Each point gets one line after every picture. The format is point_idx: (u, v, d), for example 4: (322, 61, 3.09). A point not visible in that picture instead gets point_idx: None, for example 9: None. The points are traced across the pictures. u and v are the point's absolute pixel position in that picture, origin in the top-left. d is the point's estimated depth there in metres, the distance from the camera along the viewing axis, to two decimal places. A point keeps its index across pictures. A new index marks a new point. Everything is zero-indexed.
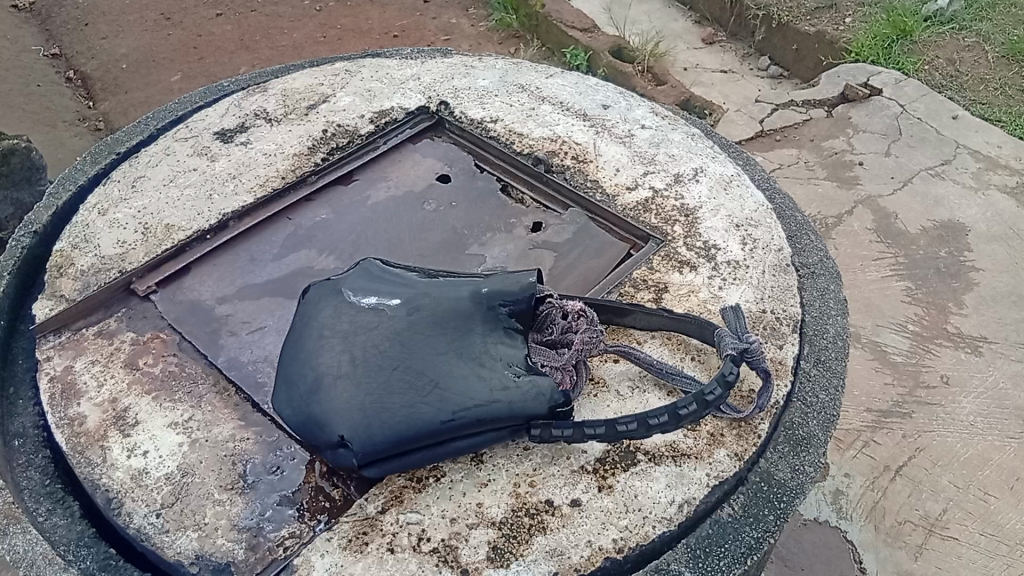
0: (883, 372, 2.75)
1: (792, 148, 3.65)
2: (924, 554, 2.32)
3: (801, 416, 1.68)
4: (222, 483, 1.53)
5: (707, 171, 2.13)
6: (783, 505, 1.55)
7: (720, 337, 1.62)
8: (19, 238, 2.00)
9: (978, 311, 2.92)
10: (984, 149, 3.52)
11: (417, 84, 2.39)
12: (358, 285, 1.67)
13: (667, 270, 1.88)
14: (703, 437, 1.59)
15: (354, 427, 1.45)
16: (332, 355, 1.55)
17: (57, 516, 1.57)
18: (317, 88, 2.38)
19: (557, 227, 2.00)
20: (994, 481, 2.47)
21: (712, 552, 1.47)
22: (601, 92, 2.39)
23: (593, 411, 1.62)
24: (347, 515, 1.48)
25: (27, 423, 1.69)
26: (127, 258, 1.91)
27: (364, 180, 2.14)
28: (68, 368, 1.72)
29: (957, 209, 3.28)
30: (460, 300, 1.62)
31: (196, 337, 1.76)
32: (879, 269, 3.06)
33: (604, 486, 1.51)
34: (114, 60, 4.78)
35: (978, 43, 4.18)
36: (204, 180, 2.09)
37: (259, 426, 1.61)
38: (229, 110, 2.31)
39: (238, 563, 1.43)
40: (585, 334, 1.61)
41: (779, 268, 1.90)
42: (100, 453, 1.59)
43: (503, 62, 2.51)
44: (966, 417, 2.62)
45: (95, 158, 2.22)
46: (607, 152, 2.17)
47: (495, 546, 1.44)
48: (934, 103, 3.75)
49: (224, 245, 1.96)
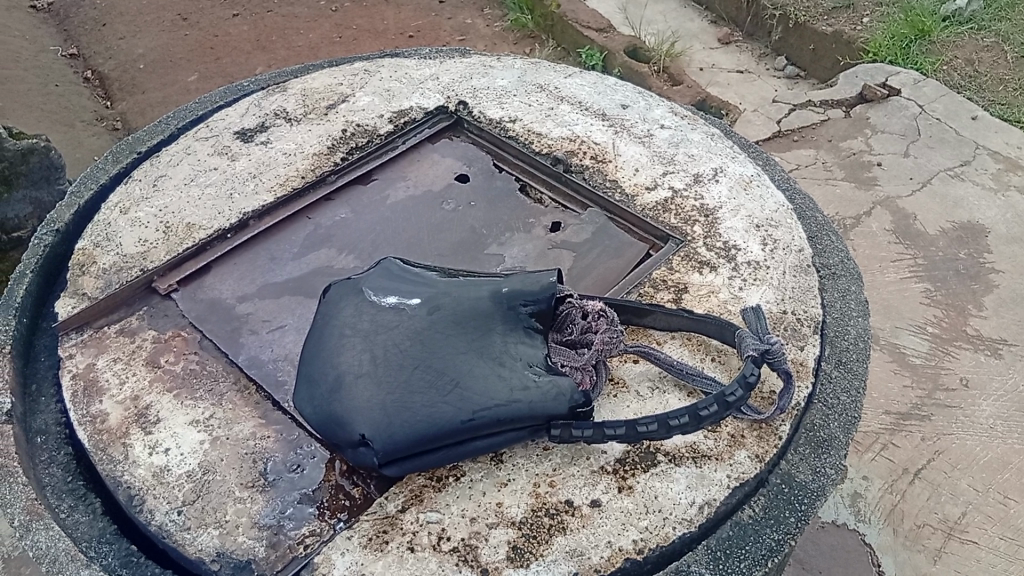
0: (902, 374, 2.73)
1: (809, 148, 3.63)
2: (943, 558, 2.31)
3: (822, 418, 1.67)
4: (243, 481, 1.54)
5: (727, 171, 2.12)
6: (804, 507, 1.55)
7: (741, 338, 1.61)
8: (42, 236, 2.02)
9: (997, 313, 2.90)
10: (1003, 150, 3.49)
11: (436, 84, 2.39)
12: (379, 284, 1.67)
13: (686, 271, 1.87)
14: (723, 438, 1.59)
15: (375, 426, 1.46)
16: (353, 354, 1.55)
17: (79, 513, 1.58)
18: (336, 88, 2.38)
19: (576, 227, 2.00)
20: (1014, 485, 2.45)
21: (732, 553, 1.47)
22: (620, 92, 2.39)
23: (613, 411, 1.61)
24: (367, 514, 1.48)
25: (49, 420, 1.70)
26: (149, 256, 1.92)
27: (382, 180, 2.15)
28: (90, 366, 1.73)
29: (977, 210, 3.25)
30: (480, 300, 1.62)
31: (216, 335, 1.77)
32: (897, 271, 3.04)
33: (624, 487, 1.51)
34: (132, 60, 4.80)
35: (997, 43, 4.15)
36: (224, 179, 2.10)
37: (280, 424, 1.62)
38: (249, 109, 2.32)
39: (259, 561, 1.44)
40: (606, 334, 1.61)
41: (800, 269, 1.89)
42: (122, 450, 1.60)
43: (522, 62, 2.51)
44: (986, 420, 2.60)
45: (117, 157, 2.24)
46: (626, 152, 2.17)
47: (515, 546, 1.44)
48: (953, 103, 3.72)
49: (244, 243, 1.97)
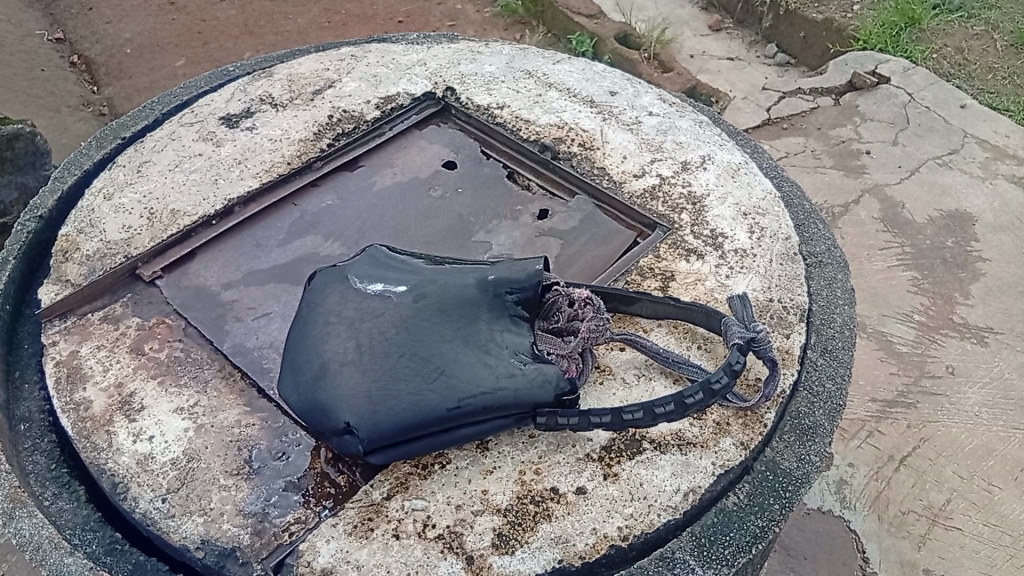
0: (889, 362, 2.74)
1: (798, 136, 3.63)
2: (927, 545, 2.33)
3: (807, 405, 1.68)
4: (227, 469, 1.53)
5: (715, 158, 2.12)
6: (788, 494, 1.55)
7: (727, 325, 1.62)
8: (24, 222, 1.99)
9: (983, 301, 2.91)
10: (992, 138, 3.50)
11: (423, 69, 2.38)
12: (364, 271, 1.66)
13: (673, 258, 1.87)
14: (709, 425, 1.59)
15: (360, 414, 1.45)
16: (338, 342, 1.55)
17: (62, 501, 1.58)
18: (322, 74, 2.36)
19: (564, 215, 1.99)
20: (998, 471, 2.47)
21: (717, 540, 1.48)
22: (608, 78, 2.38)
23: (598, 399, 1.61)
24: (352, 502, 1.48)
25: (32, 407, 1.70)
26: (132, 243, 1.91)
27: (369, 166, 2.13)
28: (74, 353, 1.72)
29: (964, 199, 3.26)
30: (466, 287, 1.61)
31: (201, 322, 1.76)
32: (885, 259, 3.05)
33: (609, 474, 1.51)
34: (119, 45, 4.75)
35: (986, 31, 4.16)
36: (209, 165, 2.08)
37: (265, 412, 1.61)
38: (234, 94, 2.30)
39: (243, 548, 1.44)
40: (591, 322, 1.61)
41: (786, 257, 1.89)
42: (106, 438, 1.59)
43: (510, 48, 2.50)
44: (972, 407, 2.62)
45: (101, 142, 2.22)
46: (615, 139, 2.16)
47: (500, 533, 1.44)
48: (942, 91, 3.72)
49: (229, 230, 1.96)
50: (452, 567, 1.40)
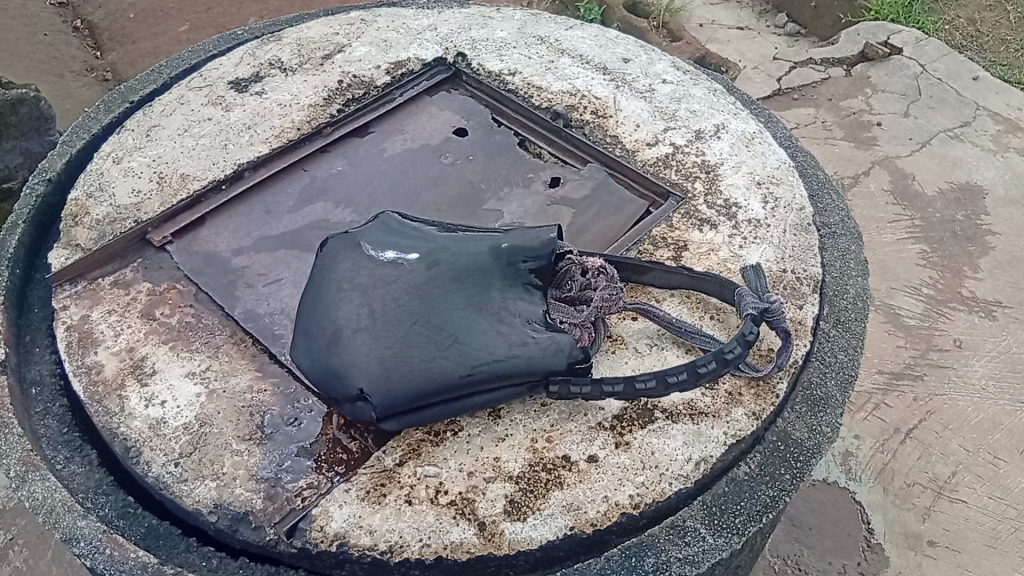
0: (896, 335, 2.74)
1: (809, 107, 3.61)
2: (932, 517, 2.34)
3: (819, 376, 1.67)
4: (239, 434, 1.53)
5: (729, 127, 2.10)
6: (799, 464, 1.55)
7: (740, 296, 1.61)
8: (33, 185, 1.98)
9: (992, 275, 2.90)
10: (1004, 110, 3.47)
11: (434, 34, 2.34)
12: (377, 238, 1.65)
13: (686, 228, 1.86)
14: (720, 396, 1.59)
15: (373, 381, 1.45)
16: (351, 308, 1.54)
17: (75, 464, 1.58)
18: (332, 38, 2.34)
19: (576, 183, 1.98)
20: (1004, 445, 2.47)
21: (728, 509, 1.48)
22: (621, 45, 2.35)
23: (610, 368, 1.61)
24: (365, 468, 1.48)
25: (44, 371, 1.70)
26: (142, 208, 1.90)
27: (379, 132, 2.12)
28: (85, 318, 1.72)
29: (975, 171, 3.24)
30: (480, 255, 1.60)
31: (212, 288, 1.75)
32: (895, 232, 3.04)
33: (621, 443, 1.51)
34: (121, 9, 4.69)
35: (1000, 3, 4.12)
36: (219, 129, 2.06)
37: (276, 378, 1.61)
38: (244, 58, 2.27)
39: (256, 513, 1.44)
40: (605, 291, 1.61)
41: (800, 228, 1.88)
42: (118, 403, 1.59)
43: (522, 13, 2.46)
44: (978, 380, 2.62)
45: (108, 106, 2.20)
46: (628, 107, 2.14)
47: (512, 500, 1.44)
48: (955, 62, 3.68)
49: (239, 195, 1.94)
50: (464, 533, 1.41)
